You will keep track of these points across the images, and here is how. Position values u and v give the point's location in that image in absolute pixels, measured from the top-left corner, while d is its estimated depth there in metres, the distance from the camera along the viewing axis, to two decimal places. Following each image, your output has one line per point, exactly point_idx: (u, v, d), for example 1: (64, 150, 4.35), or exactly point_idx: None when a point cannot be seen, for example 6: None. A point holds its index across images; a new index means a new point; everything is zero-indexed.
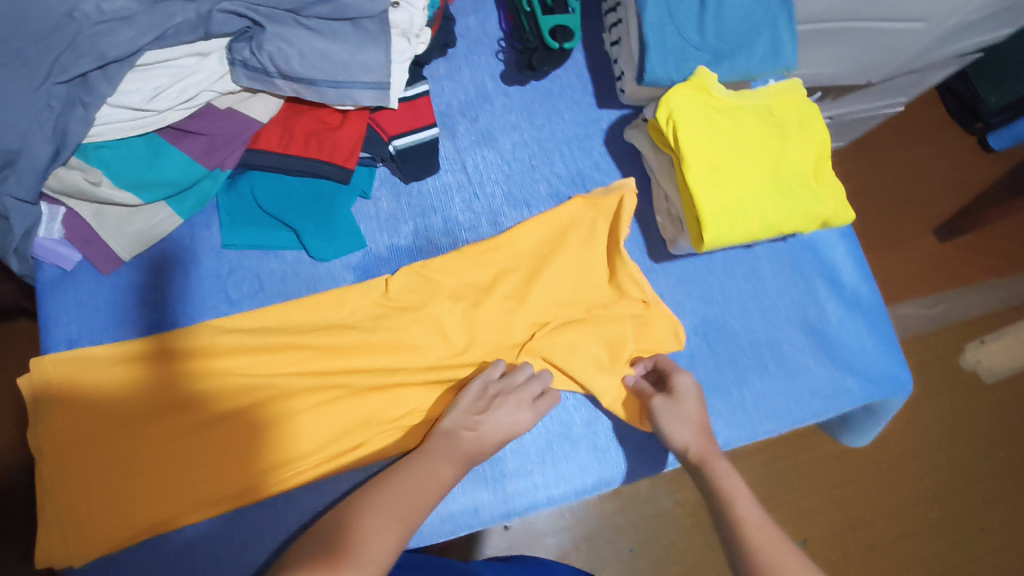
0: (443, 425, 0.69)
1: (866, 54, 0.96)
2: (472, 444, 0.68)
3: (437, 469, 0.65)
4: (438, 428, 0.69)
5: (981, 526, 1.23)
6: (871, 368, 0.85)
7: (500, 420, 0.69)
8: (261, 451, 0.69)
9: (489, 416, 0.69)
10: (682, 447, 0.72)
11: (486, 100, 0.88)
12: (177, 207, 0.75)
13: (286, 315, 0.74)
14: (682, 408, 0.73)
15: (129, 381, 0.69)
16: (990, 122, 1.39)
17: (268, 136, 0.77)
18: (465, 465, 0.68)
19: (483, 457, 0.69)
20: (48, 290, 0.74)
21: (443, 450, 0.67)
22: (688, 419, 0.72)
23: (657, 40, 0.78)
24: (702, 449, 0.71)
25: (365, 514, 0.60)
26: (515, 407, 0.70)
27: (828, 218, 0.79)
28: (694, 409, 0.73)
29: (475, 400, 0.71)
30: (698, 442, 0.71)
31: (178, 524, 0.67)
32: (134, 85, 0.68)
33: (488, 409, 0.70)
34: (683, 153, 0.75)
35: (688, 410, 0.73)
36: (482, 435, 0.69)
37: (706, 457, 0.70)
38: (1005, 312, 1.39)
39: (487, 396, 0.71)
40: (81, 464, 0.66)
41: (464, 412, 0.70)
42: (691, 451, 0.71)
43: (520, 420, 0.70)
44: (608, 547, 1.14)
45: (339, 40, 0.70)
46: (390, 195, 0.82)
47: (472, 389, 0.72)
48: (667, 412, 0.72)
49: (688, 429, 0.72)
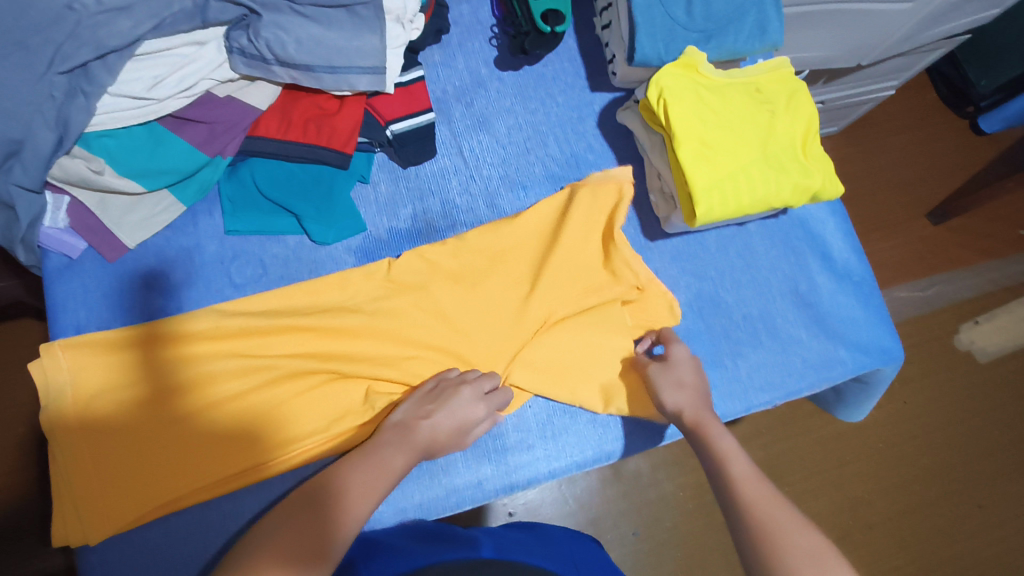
0: (394, 418, 0.69)
1: (853, 36, 0.97)
2: (426, 435, 0.68)
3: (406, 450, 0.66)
4: (388, 421, 0.70)
5: (978, 503, 1.26)
6: (863, 339, 0.87)
7: (451, 410, 0.69)
8: (264, 432, 0.71)
9: (441, 407, 0.70)
10: (677, 412, 0.73)
11: (481, 85, 0.89)
12: (180, 194, 0.77)
13: (291, 297, 0.76)
14: (676, 372, 0.75)
15: (136, 363, 0.70)
16: (981, 106, 1.45)
17: (267, 123, 0.79)
18: (416, 454, 0.67)
19: (432, 447, 0.69)
20: (55, 278, 0.75)
21: (396, 440, 0.67)
22: (683, 382, 0.74)
23: (646, 21, 0.79)
24: (697, 412, 0.72)
25: (364, 489, 0.61)
26: (469, 399, 0.71)
27: (817, 190, 0.80)
28: (688, 373, 0.75)
29: (426, 394, 0.72)
30: (693, 406, 0.72)
31: (188, 502, 0.68)
32: (134, 74, 0.70)
33: (436, 400, 0.70)
34: (673, 130, 0.77)
35: (683, 374, 0.75)
36: (433, 424, 0.68)
37: (700, 419, 0.71)
38: (999, 293, 1.42)
39: (439, 389, 0.72)
40: (94, 446, 0.68)
41: (418, 403, 0.71)
42: (686, 414, 0.72)
43: (469, 409, 0.70)
44: (612, 531, 1.16)
45: (334, 27, 0.72)
46: (389, 179, 0.84)
47: (421, 390, 0.72)
48: (663, 377, 0.74)
49: (681, 393, 0.73)
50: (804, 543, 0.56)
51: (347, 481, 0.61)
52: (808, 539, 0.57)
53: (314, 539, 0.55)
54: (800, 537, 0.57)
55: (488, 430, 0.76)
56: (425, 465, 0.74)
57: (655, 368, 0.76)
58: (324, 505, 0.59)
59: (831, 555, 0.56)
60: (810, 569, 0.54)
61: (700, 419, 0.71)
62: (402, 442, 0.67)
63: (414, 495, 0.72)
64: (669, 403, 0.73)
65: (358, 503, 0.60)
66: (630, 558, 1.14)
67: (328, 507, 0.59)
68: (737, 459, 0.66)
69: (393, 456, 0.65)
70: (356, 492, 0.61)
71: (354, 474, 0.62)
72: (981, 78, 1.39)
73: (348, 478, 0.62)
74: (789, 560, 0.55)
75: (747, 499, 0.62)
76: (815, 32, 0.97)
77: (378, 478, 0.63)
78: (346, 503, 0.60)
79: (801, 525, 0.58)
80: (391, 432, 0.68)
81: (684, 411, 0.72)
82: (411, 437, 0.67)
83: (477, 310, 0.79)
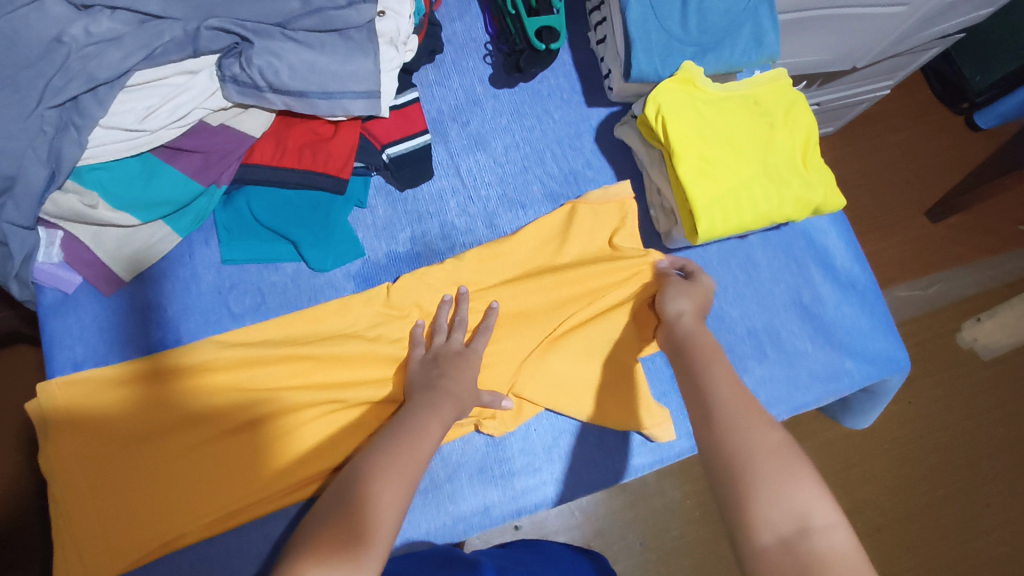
0: (413, 390, 0.69)
1: (848, 41, 0.97)
2: (453, 389, 0.68)
3: (431, 413, 0.65)
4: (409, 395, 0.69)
5: (985, 502, 1.25)
6: (868, 349, 0.86)
7: (456, 366, 0.71)
8: (267, 465, 0.70)
9: (447, 367, 0.71)
10: (676, 317, 0.73)
11: (476, 104, 0.88)
12: (176, 224, 0.76)
13: (290, 327, 0.75)
14: (691, 289, 0.75)
15: (137, 400, 0.69)
16: (976, 102, 1.44)
17: (262, 149, 0.78)
18: (458, 405, 0.68)
19: (464, 397, 0.69)
20: (51, 314, 0.74)
21: (431, 397, 0.66)
22: (695, 297, 0.74)
23: (642, 36, 0.78)
24: (699, 323, 0.71)
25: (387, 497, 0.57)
26: (456, 355, 0.72)
27: (819, 203, 0.80)
28: (704, 296, 0.75)
29: (422, 367, 0.71)
30: (697, 316, 0.72)
31: (191, 539, 0.67)
32: (127, 105, 0.69)
33: (439, 362, 0.71)
34: (672, 145, 0.76)
35: (695, 290, 0.75)
36: (453, 379, 0.69)
37: (694, 331, 0.70)
38: (1000, 290, 1.41)
39: (431, 359, 0.72)
40: (94, 487, 0.67)
41: (424, 371, 0.71)
42: (684, 318, 0.72)
43: (466, 358, 0.72)
44: (619, 543, 1.15)
45: (327, 52, 0.71)
46: (386, 203, 0.83)
47: (414, 367, 0.72)
48: (678, 286, 0.75)
49: (689, 301, 0.74)
50: (764, 442, 0.54)
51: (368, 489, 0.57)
52: (771, 439, 0.55)
53: (357, 538, 0.51)
54: (761, 433, 0.55)
55: (494, 454, 0.76)
56: (430, 493, 0.73)
57: (676, 282, 0.76)
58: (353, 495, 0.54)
59: (793, 451, 0.54)
60: (770, 466, 0.53)
61: (693, 330, 0.70)
62: (437, 400, 0.66)
63: (420, 523, 0.71)
64: (670, 310, 0.73)
65: (389, 501, 0.55)
66: (638, 569, 1.13)
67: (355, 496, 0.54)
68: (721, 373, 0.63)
69: (428, 420, 0.64)
70: (385, 482, 0.56)
71: (376, 467, 0.57)
72: (976, 73, 1.39)
73: (378, 469, 0.57)
74: (746, 455, 0.54)
75: (716, 400, 0.60)
76: (809, 38, 0.96)
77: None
78: (378, 486, 0.55)
79: (769, 425, 0.56)
80: (421, 394, 0.67)
81: (683, 317, 0.72)
82: (440, 395, 0.67)
83: None
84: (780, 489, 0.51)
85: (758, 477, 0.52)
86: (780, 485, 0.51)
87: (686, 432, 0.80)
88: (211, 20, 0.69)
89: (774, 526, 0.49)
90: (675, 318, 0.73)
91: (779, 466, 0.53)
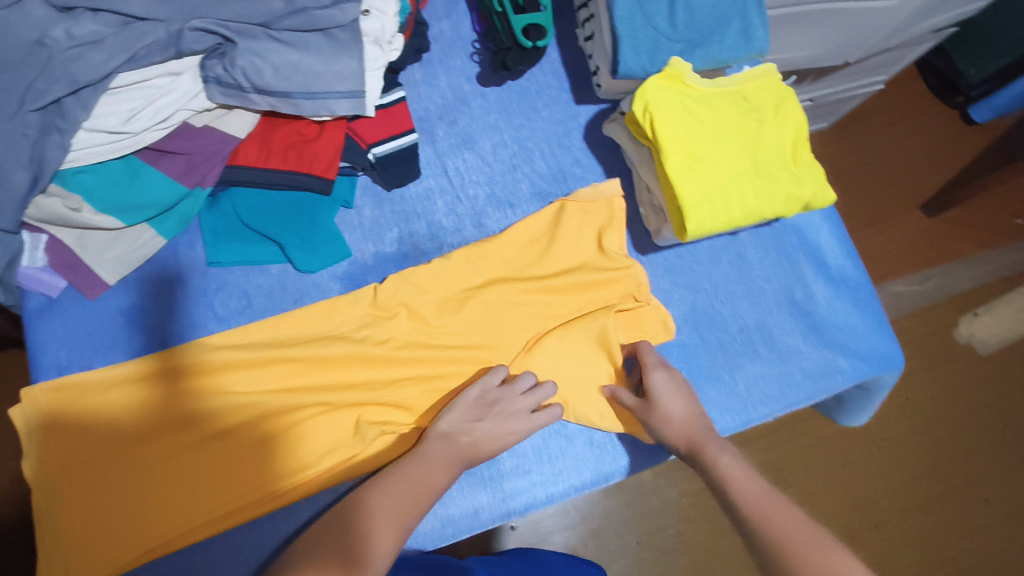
0: (438, 428, 0.69)
1: (839, 35, 0.96)
2: (470, 448, 0.68)
3: (430, 471, 0.65)
4: (432, 430, 0.69)
5: (984, 497, 1.25)
6: (862, 347, 0.86)
7: (499, 420, 0.70)
8: (254, 469, 0.69)
9: (488, 421, 0.70)
10: (673, 443, 0.71)
11: (464, 102, 0.88)
12: (160, 227, 0.75)
13: (278, 329, 0.75)
14: (660, 414, 0.72)
15: (121, 404, 0.69)
16: (971, 95, 1.44)
17: (247, 151, 0.77)
18: (457, 467, 0.67)
19: (475, 462, 0.69)
20: (35, 319, 0.73)
21: (443, 452, 0.67)
22: (672, 417, 0.72)
23: (629, 33, 0.78)
24: (693, 437, 0.70)
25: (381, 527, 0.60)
26: (516, 418, 0.71)
27: (809, 199, 0.79)
28: (682, 408, 0.72)
29: (471, 407, 0.71)
30: (687, 430, 0.71)
31: (177, 545, 0.67)
32: (109, 107, 0.68)
33: (485, 416, 0.70)
34: (660, 143, 0.75)
35: (670, 407, 0.72)
36: (478, 440, 0.69)
37: (698, 441, 0.70)
38: (997, 284, 1.40)
39: (485, 403, 0.71)
40: (81, 490, 0.66)
41: (462, 415, 0.70)
42: (682, 443, 0.71)
43: (515, 417, 0.71)
44: (615, 541, 1.14)
45: (311, 52, 0.71)
46: (373, 203, 0.83)
47: (470, 395, 0.71)
48: (655, 418, 0.72)
49: (671, 427, 0.71)
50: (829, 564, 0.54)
51: None
52: (828, 556, 0.55)
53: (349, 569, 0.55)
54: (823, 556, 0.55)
55: None
56: None
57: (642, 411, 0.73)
58: (349, 539, 0.59)
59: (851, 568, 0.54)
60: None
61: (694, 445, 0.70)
62: (450, 457, 0.67)
63: None
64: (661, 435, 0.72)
65: (383, 539, 0.59)
66: (635, 568, 1.13)
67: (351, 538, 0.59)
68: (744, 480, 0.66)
69: (435, 472, 0.65)
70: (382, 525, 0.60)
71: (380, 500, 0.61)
72: (971, 66, 1.38)
73: (378, 508, 0.61)
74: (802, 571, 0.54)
75: (751, 506, 0.62)
76: (799, 33, 0.95)
77: (401, 516, 0.61)
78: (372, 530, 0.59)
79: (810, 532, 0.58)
80: (432, 442, 0.68)
81: (681, 443, 0.71)
82: (460, 452, 0.68)
83: (469, 331, 0.78)
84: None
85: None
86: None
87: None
88: (194, 21, 0.69)
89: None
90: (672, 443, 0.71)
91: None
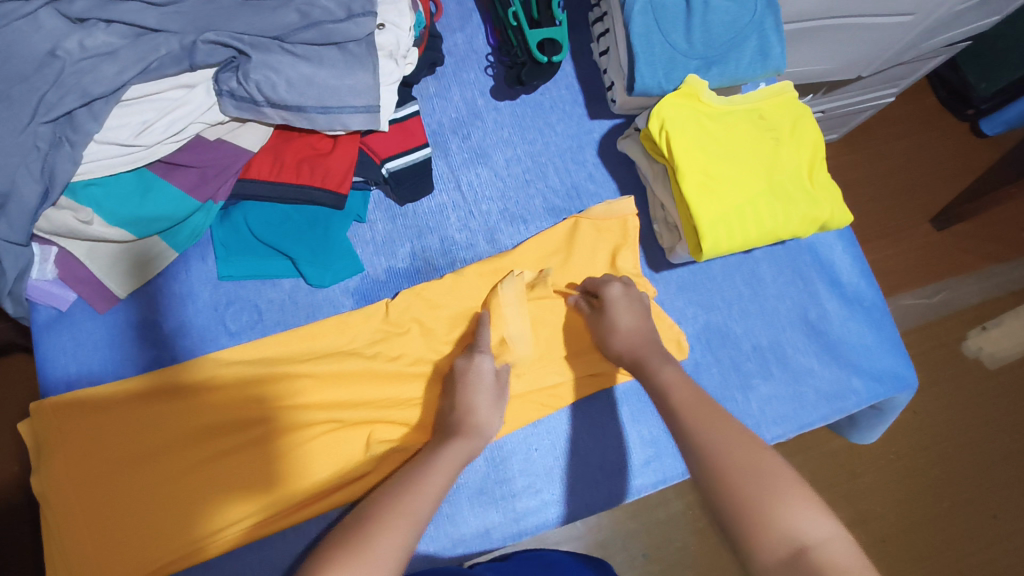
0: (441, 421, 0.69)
1: (854, 50, 0.96)
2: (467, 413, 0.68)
3: (443, 457, 0.63)
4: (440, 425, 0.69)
5: (991, 513, 1.23)
6: (876, 367, 0.85)
7: (469, 388, 0.69)
8: (266, 485, 0.68)
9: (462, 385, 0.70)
10: (619, 355, 0.72)
11: (478, 117, 0.87)
12: (172, 240, 0.74)
13: (287, 344, 0.74)
14: (607, 327, 0.73)
15: (127, 421, 0.68)
16: (982, 108, 1.43)
17: (259, 164, 0.76)
18: (461, 442, 0.65)
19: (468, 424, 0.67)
20: (44, 332, 0.73)
21: (446, 443, 0.65)
22: (619, 328, 0.73)
23: (645, 49, 0.77)
24: (635, 350, 0.71)
25: (382, 533, 0.54)
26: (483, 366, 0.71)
27: (826, 219, 0.79)
28: (630, 317, 0.73)
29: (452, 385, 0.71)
30: (631, 344, 0.71)
31: (188, 562, 0.66)
32: (121, 120, 0.67)
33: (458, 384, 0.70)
34: (677, 162, 0.75)
35: (618, 316, 0.73)
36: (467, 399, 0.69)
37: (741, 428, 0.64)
38: (1006, 298, 1.39)
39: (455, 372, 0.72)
40: (95, 507, 0.65)
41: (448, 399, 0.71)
42: (626, 355, 0.72)
43: (486, 392, 0.70)
44: (622, 554, 1.13)
45: (326, 66, 0.70)
46: (386, 218, 0.82)
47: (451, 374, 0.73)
48: (602, 324, 0.74)
49: (618, 337, 0.72)
50: (750, 470, 0.52)
51: (376, 519, 0.55)
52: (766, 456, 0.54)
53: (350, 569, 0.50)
54: (749, 458, 0.53)
55: (494, 475, 0.74)
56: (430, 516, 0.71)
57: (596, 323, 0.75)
58: (349, 540, 0.53)
59: (781, 479, 0.51)
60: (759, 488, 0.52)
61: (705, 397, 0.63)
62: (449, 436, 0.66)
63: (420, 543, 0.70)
64: (663, 379, 0.66)
65: (386, 539, 0.53)
66: None
67: (354, 536, 0.53)
68: (683, 392, 0.63)
69: (446, 458, 0.63)
70: (385, 528, 0.54)
71: (380, 509, 0.56)
72: (982, 80, 1.38)
73: (384, 513, 0.56)
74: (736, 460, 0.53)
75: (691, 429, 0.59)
76: (814, 48, 0.95)
77: (409, 526, 0.55)
78: (379, 533, 0.53)
79: (750, 447, 0.55)
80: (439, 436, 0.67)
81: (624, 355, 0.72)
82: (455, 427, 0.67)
83: None
84: (774, 509, 0.49)
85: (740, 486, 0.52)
86: (773, 500, 0.50)
87: (677, 459, 0.77)
88: (208, 34, 0.68)
89: (772, 548, 0.48)
90: (618, 356, 0.73)
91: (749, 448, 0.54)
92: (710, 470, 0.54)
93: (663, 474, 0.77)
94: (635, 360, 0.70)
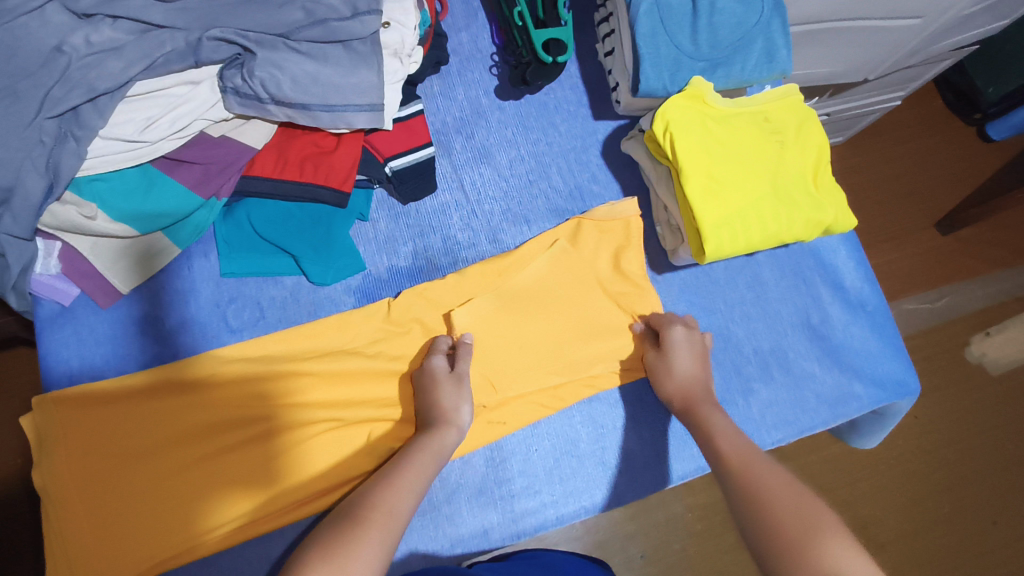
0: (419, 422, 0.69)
1: (860, 52, 0.95)
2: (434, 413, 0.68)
3: (419, 459, 0.63)
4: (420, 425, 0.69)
5: (993, 519, 1.22)
6: (878, 373, 0.85)
7: (431, 390, 0.70)
8: (262, 483, 0.69)
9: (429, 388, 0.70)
10: (670, 398, 0.74)
11: (481, 116, 0.87)
12: (174, 236, 0.74)
13: (289, 342, 0.74)
14: (665, 368, 0.75)
15: (128, 417, 0.69)
16: (989, 113, 1.42)
17: (263, 162, 0.77)
18: (432, 442, 0.65)
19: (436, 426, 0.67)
20: (47, 326, 0.73)
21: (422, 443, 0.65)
22: (676, 371, 0.74)
23: (651, 51, 0.77)
24: (688, 396, 0.73)
25: (366, 533, 0.53)
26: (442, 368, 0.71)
27: (830, 224, 0.78)
28: (688, 361, 0.75)
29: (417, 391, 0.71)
30: (684, 390, 0.73)
31: (185, 559, 0.66)
32: (125, 116, 0.68)
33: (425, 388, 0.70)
34: (681, 164, 0.74)
35: (677, 360, 0.75)
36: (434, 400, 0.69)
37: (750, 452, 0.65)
38: (1010, 304, 1.39)
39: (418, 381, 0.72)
40: (94, 502, 0.66)
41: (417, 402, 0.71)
42: (677, 400, 0.73)
43: (449, 391, 0.70)
44: (620, 554, 1.13)
45: (331, 64, 0.70)
46: (389, 217, 0.82)
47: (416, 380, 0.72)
48: (661, 365, 0.75)
49: (672, 381, 0.74)
50: (794, 521, 0.55)
51: (357, 518, 0.55)
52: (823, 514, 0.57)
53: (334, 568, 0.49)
54: (788, 504, 0.55)
55: (494, 475, 0.74)
56: (428, 515, 0.71)
57: (654, 363, 0.76)
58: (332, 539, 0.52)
59: (822, 520, 0.53)
60: (798, 525, 0.54)
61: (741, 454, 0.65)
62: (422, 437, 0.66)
63: (418, 543, 0.70)
64: (715, 426, 0.68)
65: (370, 542, 0.53)
66: None
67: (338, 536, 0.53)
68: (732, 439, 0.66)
69: (425, 463, 0.63)
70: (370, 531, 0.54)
71: (363, 508, 0.56)
72: (990, 84, 1.37)
73: (368, 514, 0.55)
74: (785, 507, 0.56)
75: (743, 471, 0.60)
76: (820, 51, 0.94)
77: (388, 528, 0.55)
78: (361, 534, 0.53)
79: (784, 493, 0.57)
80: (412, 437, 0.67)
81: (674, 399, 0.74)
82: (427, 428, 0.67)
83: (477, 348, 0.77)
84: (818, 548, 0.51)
85: (787, 531, 0.54)
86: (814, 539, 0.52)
87: (696, 451, 0.78)
88: (213, 30, 0.68)
89: None
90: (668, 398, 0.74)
91: (799, 498, 0.57)
92: (758, 509, 0.56)
93: (661, 476, 0.77)
94: (686, 406, 0.72)
